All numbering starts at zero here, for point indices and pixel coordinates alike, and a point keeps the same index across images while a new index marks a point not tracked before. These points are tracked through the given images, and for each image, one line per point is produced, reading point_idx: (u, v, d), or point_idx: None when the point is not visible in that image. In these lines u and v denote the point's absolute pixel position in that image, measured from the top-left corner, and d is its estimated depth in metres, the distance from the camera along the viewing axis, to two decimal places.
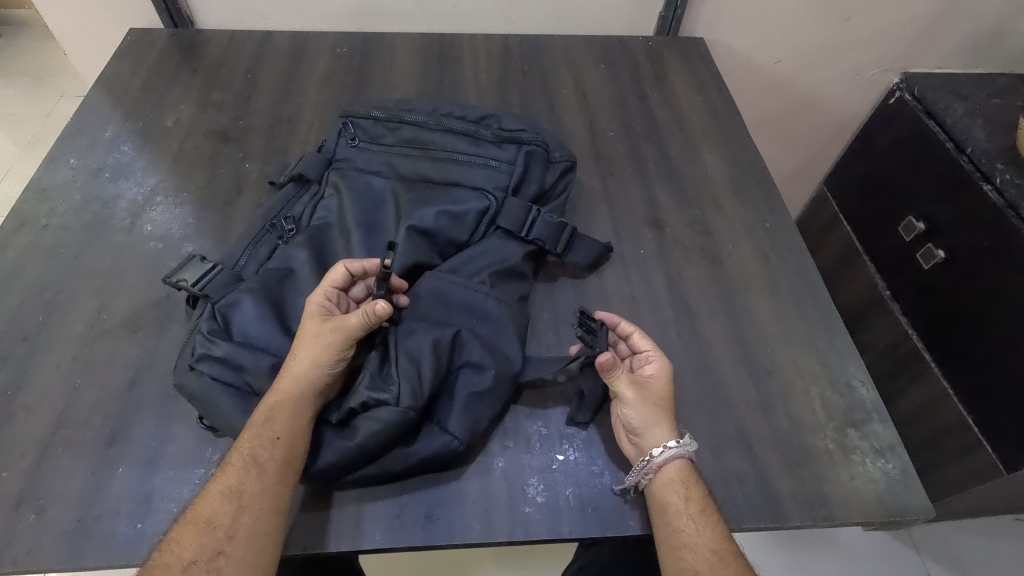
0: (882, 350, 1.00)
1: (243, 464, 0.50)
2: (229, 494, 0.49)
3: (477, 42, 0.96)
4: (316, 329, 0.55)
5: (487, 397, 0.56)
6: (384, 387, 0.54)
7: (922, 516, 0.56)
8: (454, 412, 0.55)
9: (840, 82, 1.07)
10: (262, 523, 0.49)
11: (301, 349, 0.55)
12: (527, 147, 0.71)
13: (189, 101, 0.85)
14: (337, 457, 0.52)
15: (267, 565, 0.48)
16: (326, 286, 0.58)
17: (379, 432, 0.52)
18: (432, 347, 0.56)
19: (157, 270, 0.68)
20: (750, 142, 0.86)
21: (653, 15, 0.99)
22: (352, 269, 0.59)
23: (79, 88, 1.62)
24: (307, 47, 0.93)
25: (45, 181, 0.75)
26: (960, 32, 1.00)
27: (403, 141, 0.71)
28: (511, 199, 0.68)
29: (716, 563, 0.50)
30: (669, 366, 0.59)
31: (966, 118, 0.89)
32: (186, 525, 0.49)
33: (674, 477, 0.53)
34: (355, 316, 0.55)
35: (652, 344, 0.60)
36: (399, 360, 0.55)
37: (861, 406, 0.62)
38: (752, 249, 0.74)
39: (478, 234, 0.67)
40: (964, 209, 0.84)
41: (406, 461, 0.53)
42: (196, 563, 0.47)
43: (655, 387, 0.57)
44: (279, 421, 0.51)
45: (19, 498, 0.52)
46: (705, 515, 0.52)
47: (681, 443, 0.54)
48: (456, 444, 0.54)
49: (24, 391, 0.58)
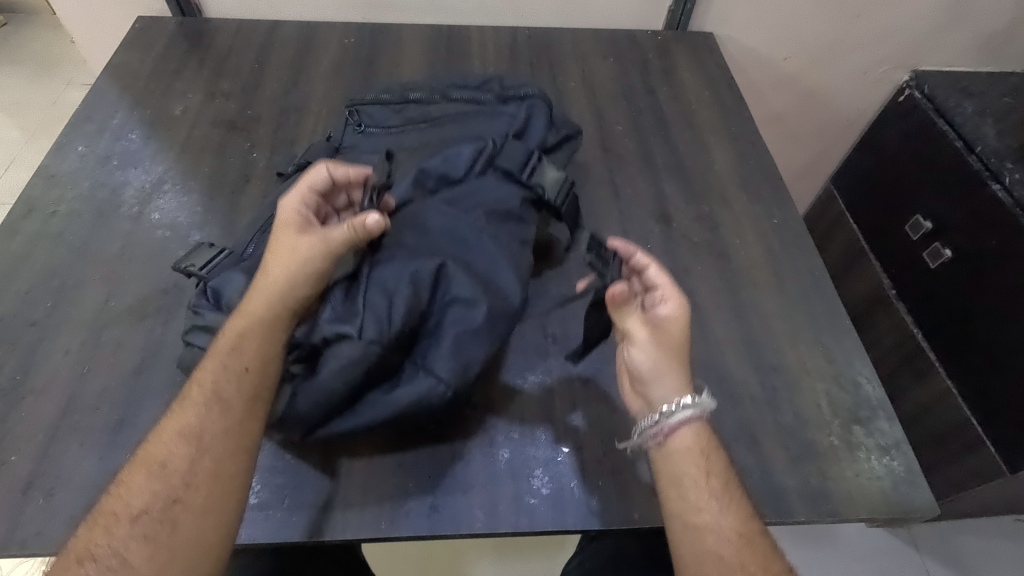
0: (887, 348, 1.00)
1: (203, 400, 0.49)
2: (186, 436, 0.48)
3: (486, 34, 0.95)
4: (284, 246, 0.54)
5: (480, 335, 0.55)
6: (344, 320, 0.53)
7: (926, 513, 0.56)
8: (440, 352, 0.53)
9: (850, 79, 1.07)
10: (224, 466, 0.48)
11: (272, 263, 0.54)
12: (529, 100, 0.72)
13: (197, 90, 0.84)
14: (315, 401, 0.52)
15: (229, 510, 0.47)
16: (306, 188, 0.58)
17: (344, 367, 0.51)
18: (408, 280, 0.54)
19: (165, 257, 0.68)
20: (759, 138, 0.85)
21: (662, 10, 0.98)
22: (335, 174, 0.59)
23: (85, 77, 1.62)
24: (315, 37, 0.93)
25: (53, 168, 0.75)
26: (972, 30, 0.99)
27: (409, 119, 0.72)
28: (511, 142, 0.67)
29: (743, 546, 0.47)
30: (684, 305, 0.55)
31: (975, 117, 0.89)
32: (139, 468, 0.48)
33: (690, 446, 0.51)
34: (340, 231, 0.54)
35: (669, 283, 0.56)
36: (369, 293, 0.54)
37: (866, 403, 0.62)
38: (759, 244, 0.74)
39: (474, 172, 0.65)
40: (971, 207, 0.84)
41: (388, 407, 0.52)
42: (148, 514, 0.46)
43: (669, 328, 0.54)
44: (245, 352, 0.50)
45: (28, 481, 0.52)
46: (726, 490, 0.50)
47: (698, 400, 0.52)
48: (442, 388, 0.52)
49: (32, 377, 0.58)
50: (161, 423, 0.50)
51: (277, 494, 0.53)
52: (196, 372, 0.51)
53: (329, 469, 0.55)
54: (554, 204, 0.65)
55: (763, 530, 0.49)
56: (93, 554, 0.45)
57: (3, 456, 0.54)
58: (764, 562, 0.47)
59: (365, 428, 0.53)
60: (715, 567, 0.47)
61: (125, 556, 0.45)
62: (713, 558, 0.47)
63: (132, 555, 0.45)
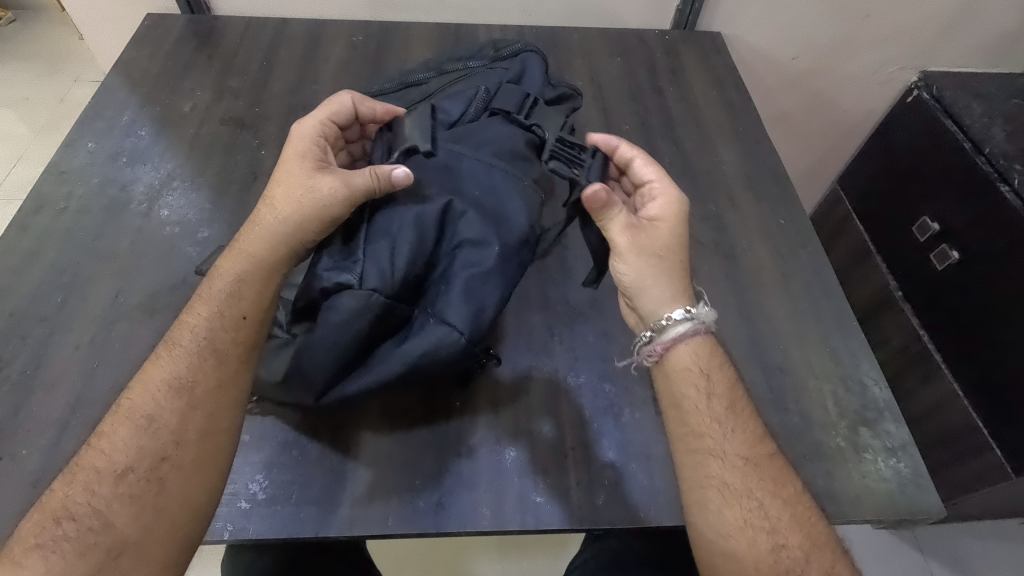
0: (893, 350, 1.00)
1: (195, 352, 0.51)
2: (175, 389, 0.49)
3: (493, 33, 0.95)
4: (289, 190, 0.55)
5: (492, 277, 0.54)
6: (345, 269, 0.52)
7: (932, 516, 0.56)
8: (452, 300, 0.53)
9: (858, 79, 1.06)
10: (216, 422, 0.49)
11: (280, 206, 0.55)
12: (522, 55, 0.72)
13: (206, 87, 0.85)
14: (322, 360, 0.52)
15: (219, 467, 0.49)
16: (326, 115, 0.60)
17: (344, 318, 0.51)
18: (414, 226, 0.53)
19: (174, 254, 0.68)
20: (767, 138, 0.85)
21: (670, 9, 0.98)
22: (362, 109, 0.62)
23: (94, 74, 1.63)
24: (323, 35, 0.93)
25: (64, 165, 0.75)
26: (982, 30, 0.98)
27: (411, 100, 0.70)
28: (506, 88, 0.66)
29: (748, 470, 0.49)
30: (673, 197, 0.57)
31: (984, 118, 0.88)
32: (123, 422, 0.49)
33: (688, 367, 0.53)
34: (363, 177, 0.54)
35: (659, 175, 0.58)
36: (371, 241, 0.53)
37: (873, 405, 0.62)
38: (766, 245, 0.74)
39: (471, 114, 0.64)
40: (979, 209, 0.84)
41: (403, 361, 0.52)
42: (134, 472, 0.47)
43: (661, 220, 0.56)
44: (243, 301, 0.53)
45: (38, 475, 0.53)
46: (732, 413, 0.52)
47: (699, 312, 0.54)
48: (457, 336, 0.52)
49: (43, 372, 0.59)
50: (146, 373, 0.51)
51: (284, 489, 0.53)
52: (186, 321, 0.53)
53: (337, 465, 0.55)
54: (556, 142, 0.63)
55: (773, 453, 0.51)
56: (71, 513, 0.45)
57: (15, 450, 0.54)
58: (772, 487, 0.49)
59: (375, 386, 0.53)
60: (721, 494, 0.49)
61: (109, 516, 0.45)
62: (720, 486, 0.49)
63: (115, 515, 0.45)
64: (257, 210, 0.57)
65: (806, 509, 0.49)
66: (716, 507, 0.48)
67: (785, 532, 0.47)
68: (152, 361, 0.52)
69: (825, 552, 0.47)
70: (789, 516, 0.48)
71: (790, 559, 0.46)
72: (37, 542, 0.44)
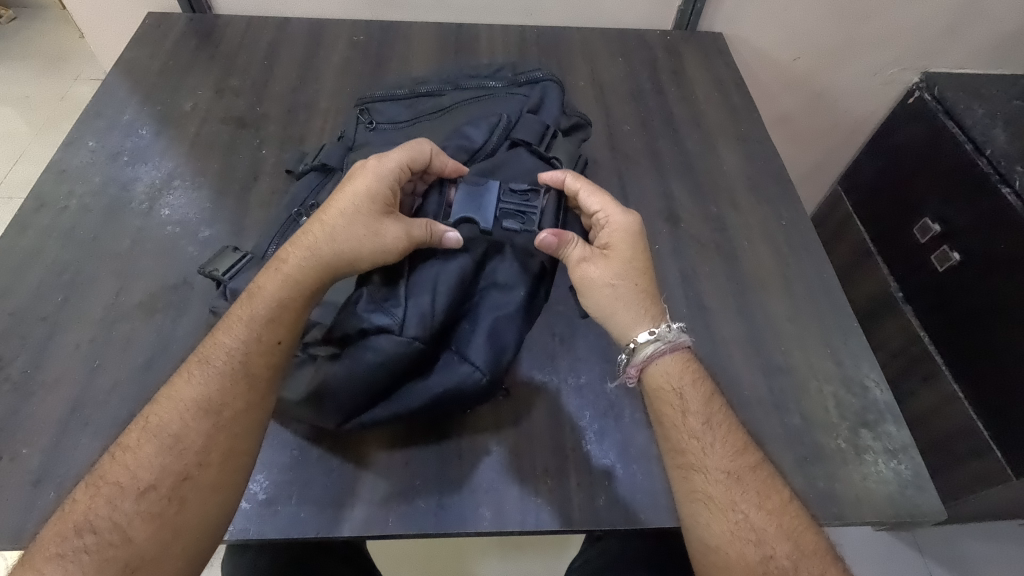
0: (895, 351, 0.99)
1: (227, 374, 0.50)
2: (203, 409, 0.49)
3: (495, 32, 0.95)
4: (351, 226, 0.53)
5: (515, 319, 0.56)
6: (385, 311, 0.53)
7: (933, 517, 0.56)
8: (477, 342, 0.54)
9: (860, 80, 1.06)
10: (239, 443, 0.48)
11: (342, 242, 0.53)
12: (542, 84, 0.71)
13: (206, 86, 0.85)
14: (350, 392, 0.52)
15: (238, 488, 0.48)
16: (406, 159, 0.56)
17: (379, 360, 0.51)
18: (455, 275, 0.54)
19: (175, 253, 0.68)
20: (768, 139, 0.85)
21: (672, 9, 0.98)
22: (436, 159, 0.59)
23: (95, 72, 1.63)
24: (324, 35, 0.93)
25: (64, 164, 0.75)
26: (984, 31, 0.98)
27: (421, 112, 0.71)
28: (526, 117, 0.67)
29: (731, 483, 0.49)
30: (620, 220, 0.58)
31: (986, 119, 0.88)
32: (149, 438, 0.48)
33: (663, 385, 0.53)
34: (421, 228, 0.54)
35: (603, 201, 0.59)
36: (413, 287, 0.53)
37: (875, 406, 0.62)
38: (767, 246, 0.74)
39: (493, 144, 0.65)
40: (980, 211, 0.84)
41: (423, 396, 0.53)
42: (156, 489, 0.46)
43: (613, 245, 0.56)
44: (281, 325, 0.52)
45: (38, 475, 0.53)
46: (710, 428, 0.51)
47: (662, 331, 0.54)
48: (478, 376, 0.53)
49: (44, 370, 0.59)
50: (175, 387, 0.50)
51: (284, 489, 0.54)
52: (219, 339, 0.52)
53: (337, 466, 0.55)
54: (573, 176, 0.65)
55: (758, 464, 0.50)
56: (92, 525, 0.45)
57: (15, 449, 0.54)
58: (757, 499, 0.48)
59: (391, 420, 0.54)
60: (707, 507, 0.48)
61: (128, 532, 0.45)
62: (704, 498, 0.49)
63: (134, 532, 0.45)
64: (308, 233, 0.55)
65: (794, 519, 0.48)
66: (704, 520, 0.48)
67: (773, 542, 0.47)
68: (180, 374, 0.51)
69: (814, 561, 0.46)
70: (777, 526, 0.47)
71: (780, 570, 0.45)
72: (58, 553, 0.44)
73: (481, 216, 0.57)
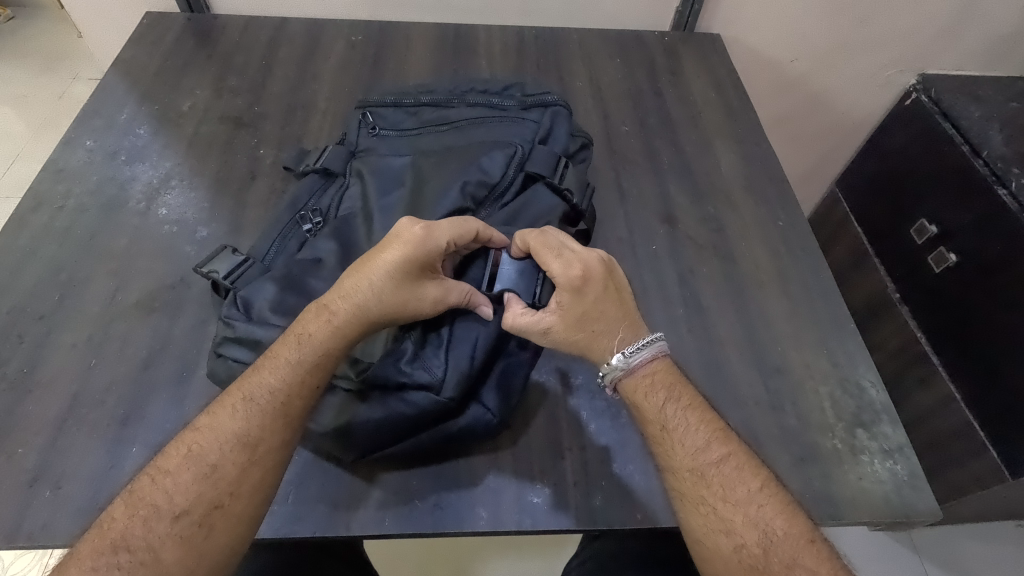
0: (892, 351, 1.00)
1: (268, 413, 0.48)
2: (243, 443, 0.47)
3: (493, 32, 0.95)
4: (398, 288, 0.51)
5: (523, 365, 0.58)
6: (423, 367, 0.53)
7: (927, 517, 0.56)
8: (489, 385, 0.56)
9: (857, 82, 1.07)
10: (269, 480, 0.47)
11: (390, 304, 0.51)
12: (552, 108, 0.70)
13: (204, 86, 0.85)
14: (373, 436, 0.52)
15: (262, 517, 0.47)
16: (453, 236, 0.53)
17: (413, 414, 0.52)
18: (492, 335, 0.55)
19: (172, 251, 0.68)
20: (765, 141, 0.85)
21: (669, 11, 0.98)
22: (482, 231, 0.56)
23: (91, 70, 1.63)
24: (322, 35, 0.93)
25: (62, 163, 0.75)
26: (980, 34, 0.98)
27: (426, 122, 0.71)
28: (538, 148, 0.66)
29: (698, 481, 0.48)
30: (556, 267, 0.53)
31: (982, 120, 0.88)
32: (188, 463, 0.46)
33: (630, 399, 0.53)
34: (460, 291, 0.53)
35: (538, 247, 0.54)
36: (451, 346, 0.54)
37: (871, 407, 0.62)
38: (764, 246, 0.74)
39: (508, 178, 0.65)
40: (977, 213, 0.84)
41: (438, 434, 0.54)
42: (189, 514, 0.44)
43: (562, 300, 0.53)
44: (325, 374, 0.50)
45: (34, 474, 0.53)
46: (670, 431, 0.50)
47: (613, 363, 0.52)
48: (489, 417, 0.54)
49: (39, 370, 0.59)
50: (216, 416, 0.48)
51: (284, 487, 0.54)
52: (263, 376, 0.49)
53: (334, 466, 0.55)
54: (581, 208, 0.66)
55: (724, 458, 0.48)
56: (127, 543, 0.43)
57: (12, 447, 0.54)
58: (722, 492, 0.47)
59: (400, 456, 0.55)
60: (681, 504, 0.48)
61: (159, 554, 0.43)
62: (676, 496, 0.49)
63: (164, 553, 0.43)
64: (355, 287, 0.52)
65: (763, 507, 0.46)
66: (682, 516, 0.48)
67: (741, 531, 0.45)
68: (222, 403, 0.49)
69: (786, 546, 0.44)
70: (744, 515, 0.46)
71: (751, 561, 0.44)
72: (91, 566, 0.42)
73: (523, 291, 0.56)
